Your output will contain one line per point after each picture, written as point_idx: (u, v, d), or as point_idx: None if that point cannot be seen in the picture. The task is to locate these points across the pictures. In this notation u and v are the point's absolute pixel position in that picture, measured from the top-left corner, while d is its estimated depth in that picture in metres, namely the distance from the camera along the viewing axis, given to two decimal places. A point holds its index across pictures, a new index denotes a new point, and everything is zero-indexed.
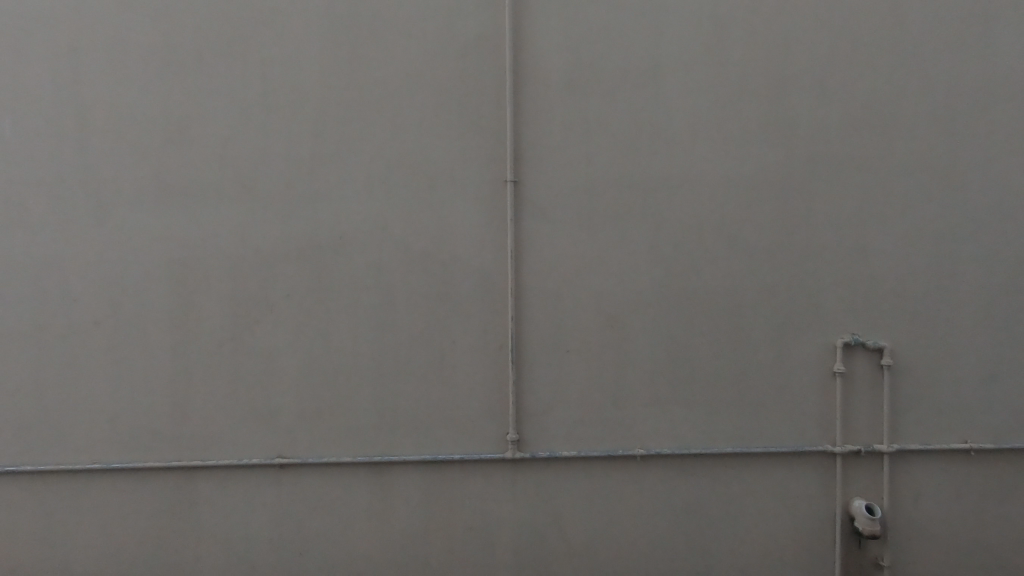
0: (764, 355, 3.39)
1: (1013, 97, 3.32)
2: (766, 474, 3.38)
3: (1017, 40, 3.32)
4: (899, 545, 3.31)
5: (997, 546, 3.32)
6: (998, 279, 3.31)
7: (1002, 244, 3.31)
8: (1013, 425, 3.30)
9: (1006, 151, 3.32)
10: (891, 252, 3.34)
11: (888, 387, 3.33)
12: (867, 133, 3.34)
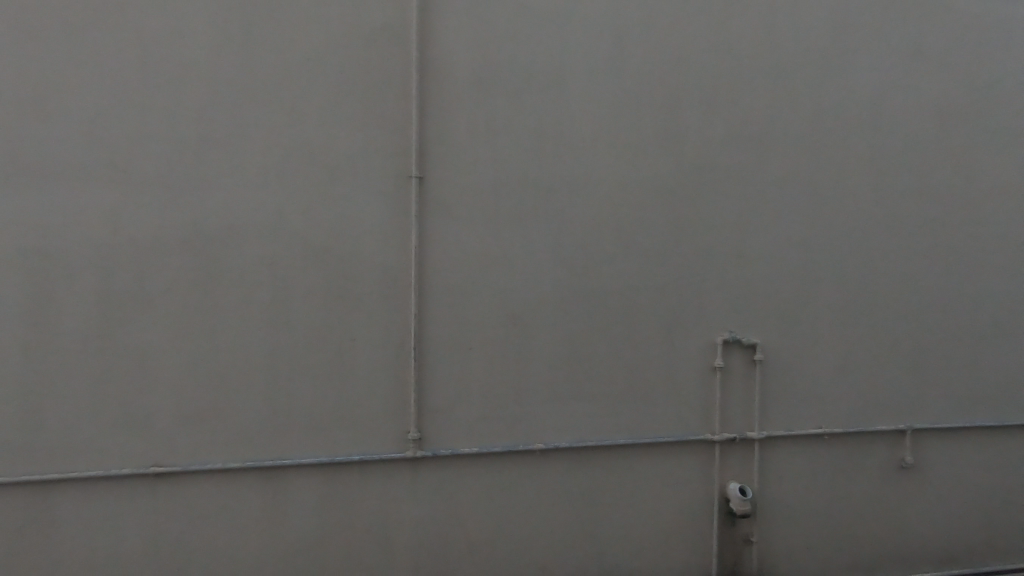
0: (654, 350, 3.62)
1: (863, 123, 3.77)
2: (652, 463, 3.62)
3: (867, 77, 3.78)
4: (769, 524, 3.60)
5: (854, 523, 3.67)
6: (850, 284, 3.74)
7: (856, 252, 3.75)
8: (863, 414, 3.68)
9: (857, 172, 3.77)
10: (763, 258, 3.70)
11: (759, 380, 3.68)
12: (746, 150, 3.67)
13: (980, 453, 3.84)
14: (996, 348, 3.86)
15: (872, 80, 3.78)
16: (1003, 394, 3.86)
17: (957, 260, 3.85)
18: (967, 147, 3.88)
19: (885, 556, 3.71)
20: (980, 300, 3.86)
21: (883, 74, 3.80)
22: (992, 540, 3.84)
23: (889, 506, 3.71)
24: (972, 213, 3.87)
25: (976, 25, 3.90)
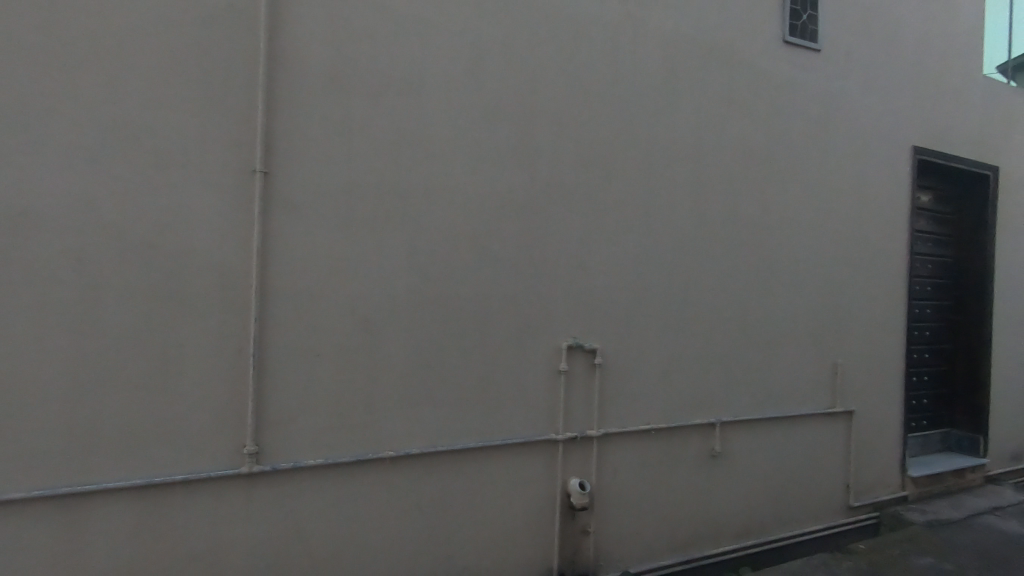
0: (507, 358, 3.35)
1: (688, 140, 3.96)
2: (501, 464, 3.34)
3: (692, 97, 3.97)
4: (605, 515, 3.66)
5: (673, 506, 3.91)
6: (678, 292, 3.91)
7: (682, 261, 3.92)
8: (679, 409, 3.93)
9: (683, 185, 3.93)
10: (609, 264, 3.66)
11: (599, 382, 3.63)
12: (595, 160, 3.61)
13: (768, 440, 4.33)
14: (782, 362, 4.39)
15: (694, 100, 3.98)
16: (786, 394, 4.42)
17: (755, 290, 4.23)
18: (764, 190, 4.29)
19: (695, 534, 4.00)
20: (774, 322, 4.33)
21: (704, 97, 4.02)
22: (778, 518, 4.37)
23: (700, 494, 4.02)
24: (766, 232, 4.29)
25: (777, 93, 4.36)
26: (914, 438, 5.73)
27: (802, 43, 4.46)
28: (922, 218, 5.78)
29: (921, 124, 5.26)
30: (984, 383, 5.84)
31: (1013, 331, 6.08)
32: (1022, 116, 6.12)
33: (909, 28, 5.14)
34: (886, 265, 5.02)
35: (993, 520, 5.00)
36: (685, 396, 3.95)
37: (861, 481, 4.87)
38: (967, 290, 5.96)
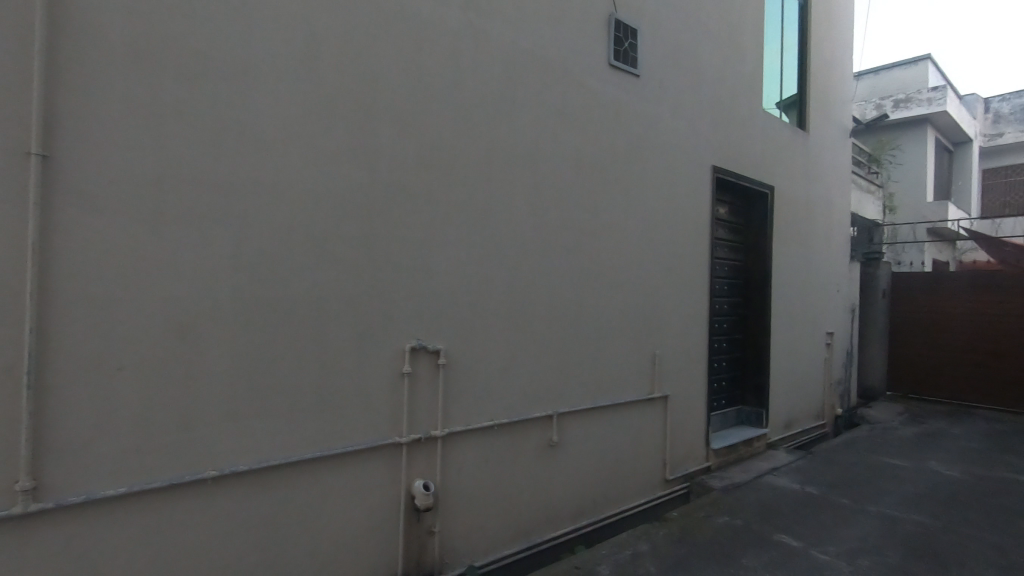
0: (347, 362, 3.23)
1: (525, 149, 4.18)
2: (342, 473, 3.22)
3: (528, 109, 4.20)
4: (450, 513, 3.70)
5: (516, 495, 4.10)
6: (518, 292, 4.12)
7: (521, 262, 4.14)
8: (520, 404, 4.14)
9: (521, 191, 4.15)
10: (452, 265, 3.72)
11: (443, 383, 3.66)
12: (437, 162, 3.65)
13: (598, 426, 4.75)
14: (610, 355, 4.85)
15: (530, 113, 4.22)
16: (613, 384, 4.88)
17: (586, 291, 4.63)
18: (593, 199, 4.70)
19: (537, 519, 4.24)
20: (602, 319, 4.77)
21: (538, 109, 4.28)
22: (608, 496, 4.81)
23: (539, 482, 4.26)
24: (595, 237, 4.71)
25: (603, 111, 4.80)
26: (715, 415, 6.71)
27: (624, 67, 4.96)
28: (720, 228, 6.80)
29: (718, 147, 6.17)
30: (765, 366, 7.03)
31: (785, 322, 7.41)
32: (790, 145, 7.47)
33: (709, 64, 5.99)
34: (693, 267, 5.79)
35: (772, 479, 6.04)
36: (525, 391, 4.17)
37: (674, 456, 5.57)
38: (753, 290, 7.13)
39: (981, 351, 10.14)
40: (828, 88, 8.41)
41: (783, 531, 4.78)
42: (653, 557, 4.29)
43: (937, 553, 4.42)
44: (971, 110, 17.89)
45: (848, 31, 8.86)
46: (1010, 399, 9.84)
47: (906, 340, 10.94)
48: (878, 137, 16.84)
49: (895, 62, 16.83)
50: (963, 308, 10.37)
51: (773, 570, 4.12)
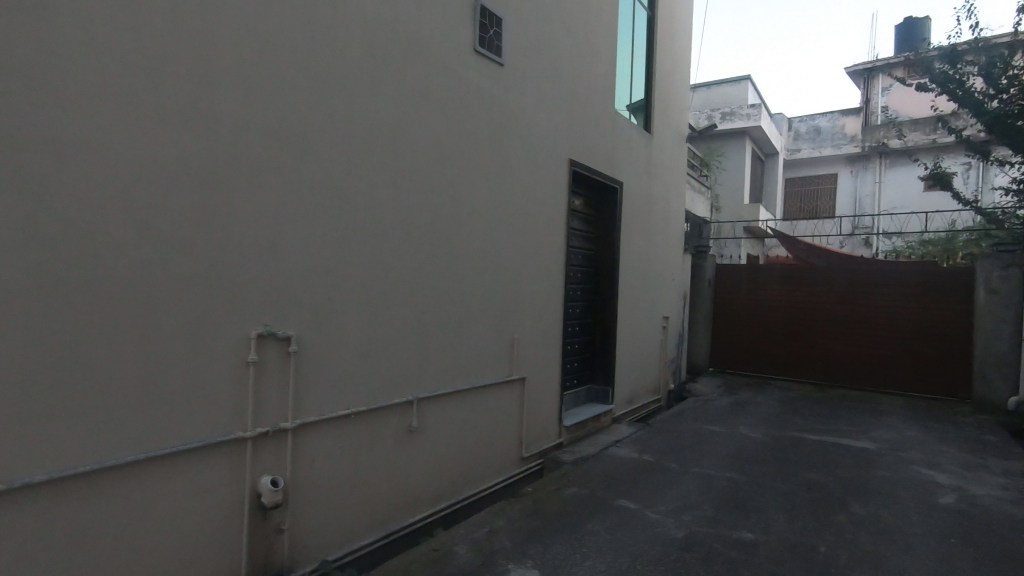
0: (180, 352, 2.87)
1: (385, 128, 4.04)
2: (176, 475, 2.88)
3: (389, 87, 4.05)
4: (301, 508, 3.51)
5: (373, 485, 4.00)
6: (376, 277, 4.00)
7: (379, 246, 4.02)
8: (377, 392, 4.04)
9: (380, 173, 4.01)
10: (303, 247, 3.49)
11: (293, 372, 3.43)
12: (288, 135, 3.37)
13: (456, 410, 4.81)
14: (469, 340, 4.94)
15: (390, 91, 4.07)
16: (472, 368, 4.97)
17: (447, 276, 4.65)
18: (455, 184, 4.71)
19: (395, 507, 4.19)
20: (462, 304, 4.83)
21: (400, 88, 4.14)
22: (466, 477, 4.91)
23: (398, 469, 4.21)
24: (456, 222, 4.73)
25: (467, 96, 4.81)
26: (567, 394, 7.16)
27: (487, 54, 5.00)
28: (575, 218, 7.22)
29: (574, 141, 6.51)
30: (611, 347, 7.65)
31: (629, 307, 8.12)
32: (636, 145, 8.13)
33: (567, 61, 6.28)
34: (549, 255, 6.08)
35: (614, 450, 6.63)
36: (383, 378, 4.08)
37: (530, 435, 5.85)
38: (602, 277, 7.70)
39: (779, 331, 12.04)
40: (669, 96, 9.28)
41: (623, 496, 5.28)
42: (508, 532, 4.48)
43: (743, 503, 5.20)
44: (778, 126, 20.98)
45: (686, 46, 9.84)
46: (799, 370, 11.83)
47: (725, 323, 12.61)
48: (708, 143, 19.02)
49: (722, 79, 19.11)
50: (767, 295, 12.21)
51: (614, 532, 4.54)
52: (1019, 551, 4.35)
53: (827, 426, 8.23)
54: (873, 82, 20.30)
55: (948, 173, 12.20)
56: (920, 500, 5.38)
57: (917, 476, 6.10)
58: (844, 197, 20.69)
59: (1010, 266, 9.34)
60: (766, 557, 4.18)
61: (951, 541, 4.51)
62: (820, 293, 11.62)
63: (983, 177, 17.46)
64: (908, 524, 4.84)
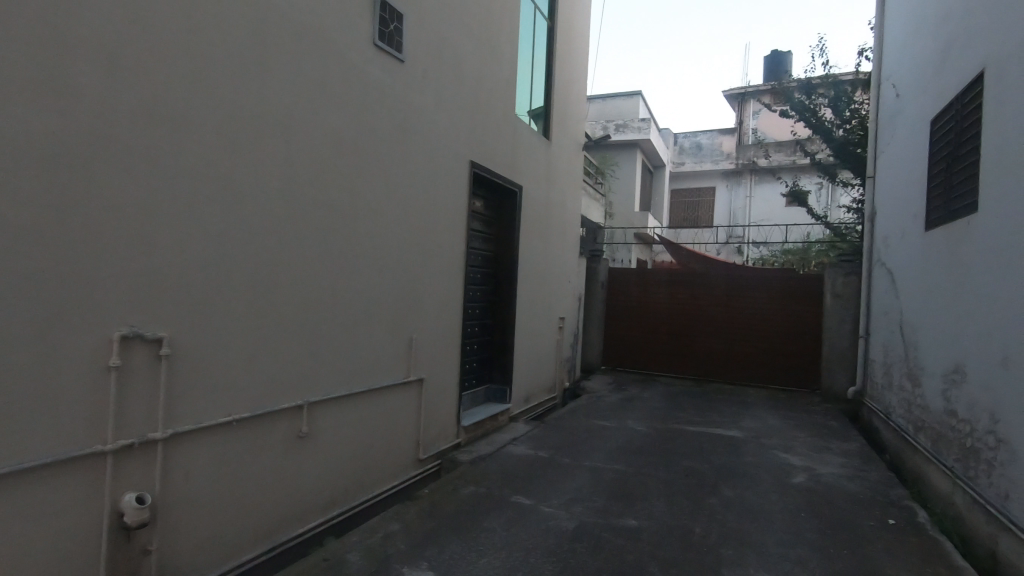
0: (22, 357, 2.51)
1: (276, 117, 3.81)
2: (15, 497, 2.51)
3: (281, 74, 3.83)
4: (173, 525, 3.21)
5: (256, 496, 3.75)
6: (262, 275, 3.75)
7: (268, 242, 3.78)
8: (262, 397, 3.80)
9: (270, 164, 3.77)
10: (179, 241, 3.19)
11: (164, 377, 3.12)
12: (163, 117, 3.06)
13: (350, 414, 4.64)
14: (365, 341, 4.80)
15: (283, 78, 3.85)
16: (368, 369, 4.84)
17: (342, 275, 4.49)
18: (352, 180, 4.56)
19: (281, 518, 3.96)
20: (357, 304, 4.68)
21: (293, 76, 3.93)
22: (360, 482, 4.76)
23: (285, 477, 3.99)
24: (352, 220, 4.57)
25: (366, 90, 4.68)
26: (465, 394, 7.19)
27: (388, 49, 4.90)
28: (476, 219, 7.27)
29: (475, 143, 6.56)
30: (509, 347, 7.79)
31: (527, 308, 8.33)
32: (536, 150, 8.36)
33: (469, 63, 6.32)
34: (450, 255, 6.08)
35: (511, 448, 6.76)
36: (269, 382, 3.85)
37: (427, 436, 5.79)
38: (501, 278, 7.82)
39: (663, 331, 12.95)
40: (567, 105, 9.64)
41: (519, 493, 5.40)
42: (403, 535, 4.42)
43: (629, 492, 5.53)
44: (665, 141, 22.57)
45: (584, 58, 10.29)
46: (680, 367, 12.79)
47: (616, 323, 13.32)
48: (602, 152, 19.99)
49: (617, 93, 20.20)
50: (653, 298, 13.09)
51: (509, 528, 4.63)
52: (853, 520, 5.05)
53: (703, 417, 8.99)
54: (745, 106, 22.50)
55: (804, 191, 13.83)
56: (778, 481, 6.06)
57: (776, 460, 6.85)
58: (720, 208, 22.68)
59: (850, 274, 10.79)
60: (648, 541, 4.48)
61: (801, 515, 5.12)
62: (699, 296, 12.67)
63: (831, 196, 19.98)
64: (768, 502, 5.43)
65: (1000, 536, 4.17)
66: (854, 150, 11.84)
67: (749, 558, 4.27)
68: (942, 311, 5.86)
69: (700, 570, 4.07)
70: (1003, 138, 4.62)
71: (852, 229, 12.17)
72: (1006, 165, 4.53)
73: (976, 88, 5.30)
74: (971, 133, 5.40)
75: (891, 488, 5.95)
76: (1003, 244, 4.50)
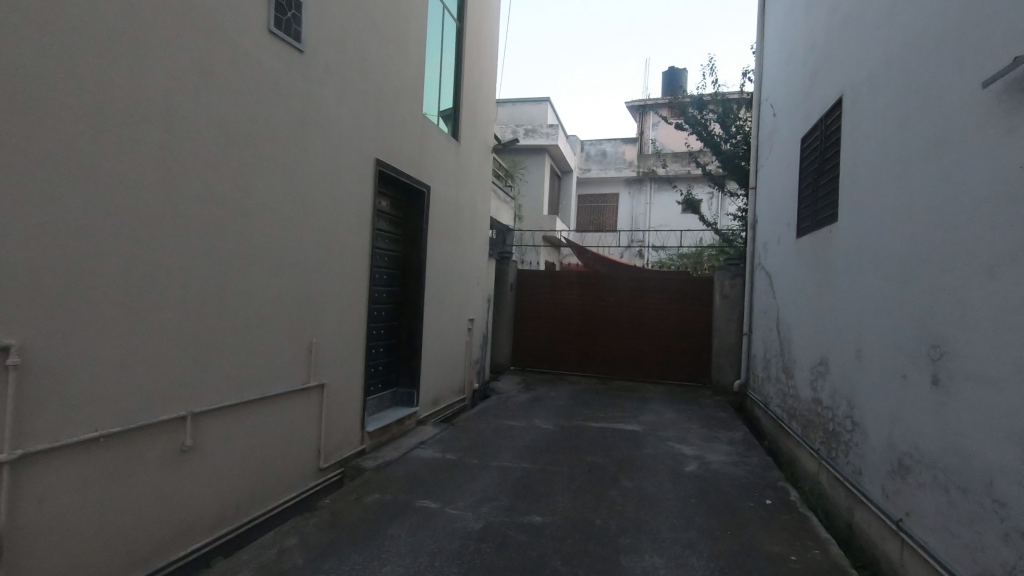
0: None
1: (155, 102, 3.49)
2: None
3: (161, 55, 3.51)
4: (24, 559, 2.83)
5: (130, 519, 3.40)
6: (138, 275, 3.41)
7: (145, 239, 3.45)
8: (137, 410, 3.45)
9: (147, 154, 3.44)
10: (29, 236, 2.82)
11: (11, 391, 2.75)
12: (10, 97, 2.71)
13: (242, 424, 4.35)
14: (259, 345, 4.52)
15: (163, 60, 3.53)
16: (263, 376, 4.56)
17: (232, 275, 4.19)
18: (244, 174, 4.27)
19: (161, 541, 3.62)
20: (250, 307, 4.39)
21: (175, 59, 3.61)
22: (254, 497, 4.46)
23: (165, 496, 3.65)
24: (244, 217, 4.28)
25: (261, 80, 4.41)
26: (371, 399, 6.99)
27: (285, 37, 4.65)
28: (381, 219, 7.09)
29: (380, 141, 6.39)
30: (417, 350, 7.67)
31: (435, 310, 8.25)
32: (445, 151, 8.30)
33: (375, 59, 6.16)
34: (353, 256, 5.88)
35: (419, 452, 6.65)
36: (146, 393, 3.51)
37: (329, 443, 5.56)
38: (409, 280, 7.68)
39: (570, 331, 13.36)
40: (476, 107, 9.66)
41: (425, 497, 5.33)
42: (301, 549, 4.20)
43: (534, 489, 5.64)
44: (572, 147, 23.35)
45: (492, 62, 10.38)
46: (586, 365, 13.26)
47: (525, 324, 13.56)
48: (512, 156, 20.30)
49: (526, 98, 20.61)
50: (561, 299, 13.46)
51: (414, 533, 4.55)
52: (736, 502, 5.49)
53: (607, 414, 9.37)
54: (645, 117, 23.81)
55: (697, 199, 14.86)
56: (672, 470, 6.45)
57: (671, 450, 7.29)
58: (623, 214, 23.80)
59: (736, 277, 11.74)
60: (552, 537, 4.59)
61: (691, 502, 5.49)
62: (603, 298, 13.21)
63: (721, 205, 21.64)
64: (662, 491, 5.76)
65: (855, 509, 4.71)
66: (740, 163, 12.94)
67: (644, 545, 4.50)
68: (810, 311, 6.53)
69: (600, 560, 4.23)
70: (857, 157, 5.24)
71: (738, 235, 13.26)
72: (859, 181, 5.14)
73: (836, 112, 5.97)
74: (832, 152, 6.07)
75: (768, 472, 6.54)
76: (857, 251, 5.10)
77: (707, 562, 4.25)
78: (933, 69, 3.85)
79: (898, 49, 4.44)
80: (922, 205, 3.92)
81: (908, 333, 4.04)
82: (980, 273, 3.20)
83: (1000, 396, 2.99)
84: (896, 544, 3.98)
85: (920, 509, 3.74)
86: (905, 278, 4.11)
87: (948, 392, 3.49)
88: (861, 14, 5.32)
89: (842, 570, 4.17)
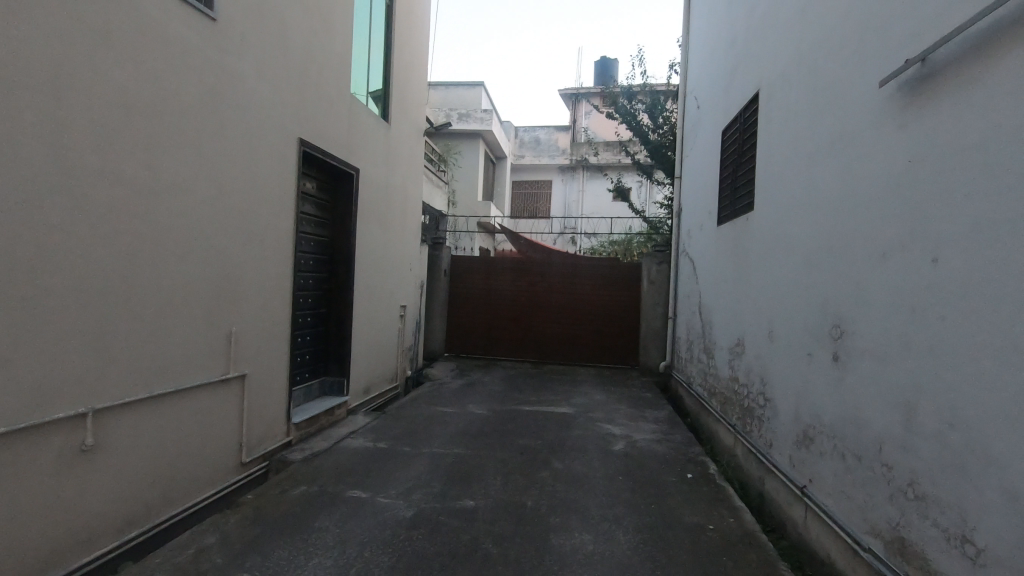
0: None
1: (40, 68, 3.14)
2: None
3: (46, 15, 3.15)
4: None
5: (22, 526, 3.11)
6: (23, 260, 3.08)
7: (30, 220, 3.11)
8: (27, 408, 3.13)
9: (30, 124, 3.09)
10: None
11: None
12: None
13: (154, 420, 4.06)
14: (171, 334, 4.22)
15: (49, 20, 3.17)
16: (176, 368, 4.28)
17: (139, 260, 3.87)
18: (150, 150, 3.93)
19: (59, 549, 3.33)
20: (160, 294, 4.09)
21: (64, 20, 3.25)
22: (168, 496, 4.20)
23: (63, 500, 3.35)
24: (151, 198, 3.95)
25: (169, 48, 4.07)
26: (298, 390, 6.74)
27: (194, 4, 4.31)
28: (307, 202, 6.79)
29: (304, 119, 6.09)
30: (346, 338, 7.45)
31: (365, 296, 8.03)
32: (374, 132, 8.04)
33: (297, 33, 5.84)
34: (276, 240, 5.60)
35: (349, 442, 6.49)
36: (38, 389, 3.19)
37: (252, 436, 5.31)
38: (338, 265, 7.43)
39: (504, 317, 13.45)
40: (407, 88, 9.41)
41: (355, 487, 5.22)
42: (221, 548, 4.01)
43: (467, 474, 5.66)
44: (506, 133, 23.36)
45: (424, 43, 10.13)
46: (520, 350, 13.41)
47: (458, 310, 13.51)
48: (446, 141, 20.09)
49: (460, 82, 20.37)
50: (495, 285, 13.50)
51: (343, 524, 4.45)
52: (660, 478, 5.76)
53: (539, 397, 9.53)
54: (578, 105, 24.15)
55: (627, 187, 15.27)
56: (601, 450, 6.67)
57: (600, 431, 7.53)
58: (556, 200, 24.10)
59: (663, 263, 12.21)
60: (484, 520, 4.62)
61: (619, 479, 5.70)
62: (536, 283, 13.37)
63: (649, 193, 22.35)
64: (592, 470, 5.95)
65: (766, 478, 5.07)
66: (666, 152, 13.42)
67: (573, 522, 4.64)
68: (728, 295, 6.90)
69: (530, 539, 4.32)
70: (771, 149, 5.56)
71: (665, 223, 13.77)
72: (773, 172, 5.46)
73: (754, 107, 6.28)
74: (750, 144, 6.41)
75: (690, 447, 6.90)
76: (770, 238, 5.42)
77: (632, 535, 4.44)
78: (840, 69, 4.12)
79: (809, 47, 4.71)
80: (827, 195, 4.21)
81: (814, 314, 4.36)
82: (874, 258, 3.49)
83: (889, 369, 3.29)
84: (800, 508, 4.32)
85: (822, 475, 4.07)
86: (812, 264, 4.42)
87: (846, 368, 3.80)
88: (776, 12, 5.60)
89: (753, 535, 4.48)
